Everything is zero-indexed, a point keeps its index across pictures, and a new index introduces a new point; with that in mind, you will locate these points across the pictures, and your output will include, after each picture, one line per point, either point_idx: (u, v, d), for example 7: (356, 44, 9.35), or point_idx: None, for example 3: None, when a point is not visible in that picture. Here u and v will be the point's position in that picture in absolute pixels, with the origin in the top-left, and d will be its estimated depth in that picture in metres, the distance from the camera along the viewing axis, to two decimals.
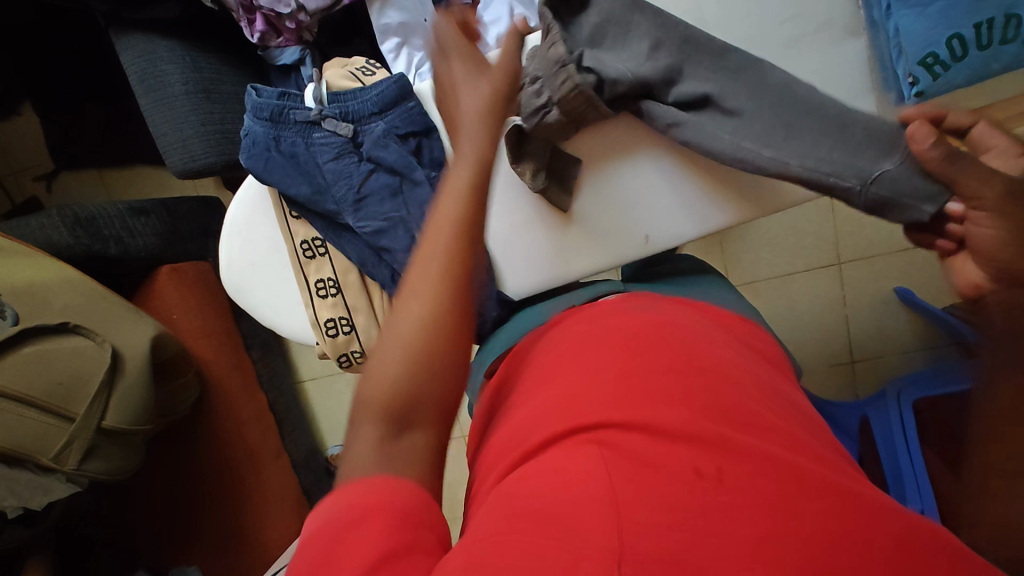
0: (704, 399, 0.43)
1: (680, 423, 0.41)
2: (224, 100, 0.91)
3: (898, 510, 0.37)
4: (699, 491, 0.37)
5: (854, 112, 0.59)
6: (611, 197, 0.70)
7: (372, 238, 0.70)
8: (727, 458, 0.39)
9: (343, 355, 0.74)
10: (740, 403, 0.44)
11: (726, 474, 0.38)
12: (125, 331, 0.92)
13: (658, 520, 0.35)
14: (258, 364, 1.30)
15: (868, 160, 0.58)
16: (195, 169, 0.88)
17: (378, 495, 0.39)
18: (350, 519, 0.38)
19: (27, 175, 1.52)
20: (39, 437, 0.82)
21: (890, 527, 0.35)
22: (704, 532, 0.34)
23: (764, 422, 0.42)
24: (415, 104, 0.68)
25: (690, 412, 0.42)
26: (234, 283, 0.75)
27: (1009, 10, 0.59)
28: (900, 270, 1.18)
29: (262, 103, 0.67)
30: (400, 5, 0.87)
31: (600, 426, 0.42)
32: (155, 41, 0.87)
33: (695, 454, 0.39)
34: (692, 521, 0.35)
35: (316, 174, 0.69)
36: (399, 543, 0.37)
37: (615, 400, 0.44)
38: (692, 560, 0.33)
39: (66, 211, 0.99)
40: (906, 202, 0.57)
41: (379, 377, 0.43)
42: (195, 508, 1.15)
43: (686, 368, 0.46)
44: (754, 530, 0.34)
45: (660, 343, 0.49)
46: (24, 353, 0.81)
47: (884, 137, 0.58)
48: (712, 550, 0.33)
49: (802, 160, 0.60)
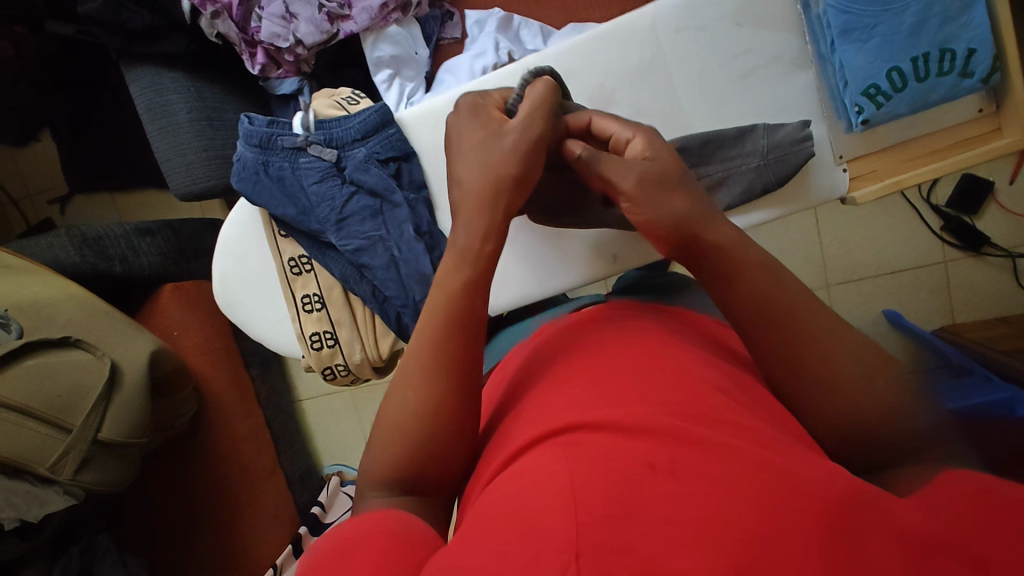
0: (668, 395, 0.43)
1: (640, 418, 0.41)
2: (226, 128, 0.96)
3: (854, 475, 0.37)
4: (651, 482, 0.36)
5: (769, 135, 0.68)
6: (569, 235, 0.76)
7: (353, 256, 0.73)
8: (680, 450, 0.38)
9: (327, 368, 0.77)
10: (706, 396, 0.43)
11: (680, 466, 0.37)
12: (124, 344, 0.96)
13: (611, 513, 0.35)
14: (256, 381, 1.33)
15: (795, 139, 0.68)
16: (196, 191, 0.93)
17: (369, 520, 0.44)
18: (354, 537, 0.41)
19: (41, 198, 1.59)
20: (37, 446, 0.85)
21: (840, 488, 0.35)
22: (657, 521, 0.34)
23: (721, 416, 0.41)
24: (396, 131, 0.73)
25: (647, 407, 0.42)
26: (226, 299, 0.79)
27: (943, 45, 0.64)
28: (886, 292, 1.21)
29: (253, 130, 0.72)
30: (392, 39, 0.93)
31: (570, 429, 0.42)
32: (162, 72, 0.93)
33: (652, 448, 0.38)
34: (644, 513, 0.34)
35: (300, 197, 0.73)
36: (398, 538, 0.41)
37: (582, 402, 0.44)
38: (644, 551, 0.32)
39: (74, 231, 1.04)
40: (791, 148, 0.68)
41: (377, 458, 0.48)
42: (190, 522, 1.17)
43: (654, 371, 0.46)
44: (700, 513, 0.34)
45: (626, 350, 0.50)
46: (25, 366, 0.85)
47: (788, 135, 0.68)
48: (665, 538, 0.33)
49: (758, 161, 0.68)
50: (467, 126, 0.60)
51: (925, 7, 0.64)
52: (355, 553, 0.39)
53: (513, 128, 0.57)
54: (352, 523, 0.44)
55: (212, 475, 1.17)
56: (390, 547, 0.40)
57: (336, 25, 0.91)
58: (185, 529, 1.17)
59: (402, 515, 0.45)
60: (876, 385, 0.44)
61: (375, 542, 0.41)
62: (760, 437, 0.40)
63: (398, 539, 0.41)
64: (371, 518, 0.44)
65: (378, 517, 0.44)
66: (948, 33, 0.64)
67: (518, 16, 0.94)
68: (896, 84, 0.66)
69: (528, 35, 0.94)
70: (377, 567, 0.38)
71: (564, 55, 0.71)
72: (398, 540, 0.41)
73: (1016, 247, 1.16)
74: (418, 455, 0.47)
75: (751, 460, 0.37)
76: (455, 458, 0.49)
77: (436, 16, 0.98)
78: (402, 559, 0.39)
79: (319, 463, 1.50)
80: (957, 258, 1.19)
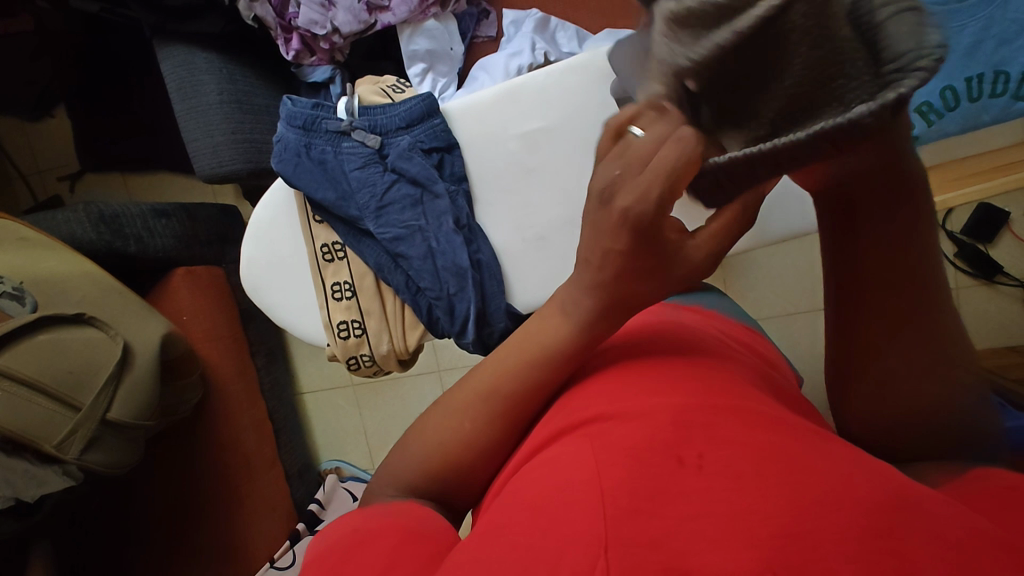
0: (701, 388, 0.40)
1: (663, 411, 0.37)
2: (255, 112, 0.96)
3: (899, 477, 0.33)
4: (677, 476, 0.33)
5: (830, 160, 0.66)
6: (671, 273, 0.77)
7: (390, 244, 0.75)
8: (708, 443, 0.34)
9: (352, 358, 0.78)
10: (739, 387, 0.41)
11: (708, 461, 0.33)
12: (135, 326, 0.94)
13: (639, 507, 0.32)
14: (260, 371, 1.30)
15: None
16: (221, 173, 0.92)
17: (387, 511, 0.43)
18: (370, 531, 0.41)
19: (52, 174, 1.57)
20: (44, 423, 0.82)
21: (884, 488, 0.31)
22: (683, 514, 0.30)
23: (752, 409, 0.38)
24: (440, 122, 0.75)
25: (694, 393, 0.39)
26: (252, 283, 0.79)
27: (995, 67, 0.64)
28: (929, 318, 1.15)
29: (297, 112, 0.73)
30: (428, 33, 0.93)
31: (595, 420, 0.39)
32: (194, 52, 0.92)
33: (677, 440, 0.35)
34: (672, 507, 0.31)
35: (341, 182, 0.74)
36: (416, 529, 0.40)
37: (612, 387, 0.42)
38: (675, 544, 0.29)
39: (92, 207, 1.02)
40: None
41: (402, 464, 0.48)
42: (187, 511, 1.15)
43: (691, 357, 0.45)
44: (729, 506, 0.30)
45: (661, 336, 0.48)
46: (37, 340, 0.82)
47: None
48: (695, 532, 0.30)
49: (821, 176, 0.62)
50: (607, 227, 0.37)
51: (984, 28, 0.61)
52: (364, 547, 0.39)
53: (680, 261, 0.40)
54: (367, 514, 0.43)
55: (214, 463, 1.15)
56: (409, 535, 0.39)
57: (374, 16, 0.91)
58: (183, 517, 1.15)
59: (420, 506, 0.45)
60: (959, 378, 0.40)
61: (386, 535, 0.40)
62: (802, 430, 0.37)
63: (414, 532, 0.40)
64: (386, 510, 0.43)
65: (398, 508, 0.44)
66: (1003, 56, 0.64)
67: (555, 18, 0.95)
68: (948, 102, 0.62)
69: (564, 38, 0.94)
70: (389, 565, 0.37)
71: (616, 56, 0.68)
72: (416, 532, 0.40)
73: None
74: (450, 465, 0.46)
75: (783, 456, 0.33)
76: (488, 458, 0.46)
77: (473, 14, 0.98)
78: (422, 551, 0.38)
79: (318, 459, 1.48)
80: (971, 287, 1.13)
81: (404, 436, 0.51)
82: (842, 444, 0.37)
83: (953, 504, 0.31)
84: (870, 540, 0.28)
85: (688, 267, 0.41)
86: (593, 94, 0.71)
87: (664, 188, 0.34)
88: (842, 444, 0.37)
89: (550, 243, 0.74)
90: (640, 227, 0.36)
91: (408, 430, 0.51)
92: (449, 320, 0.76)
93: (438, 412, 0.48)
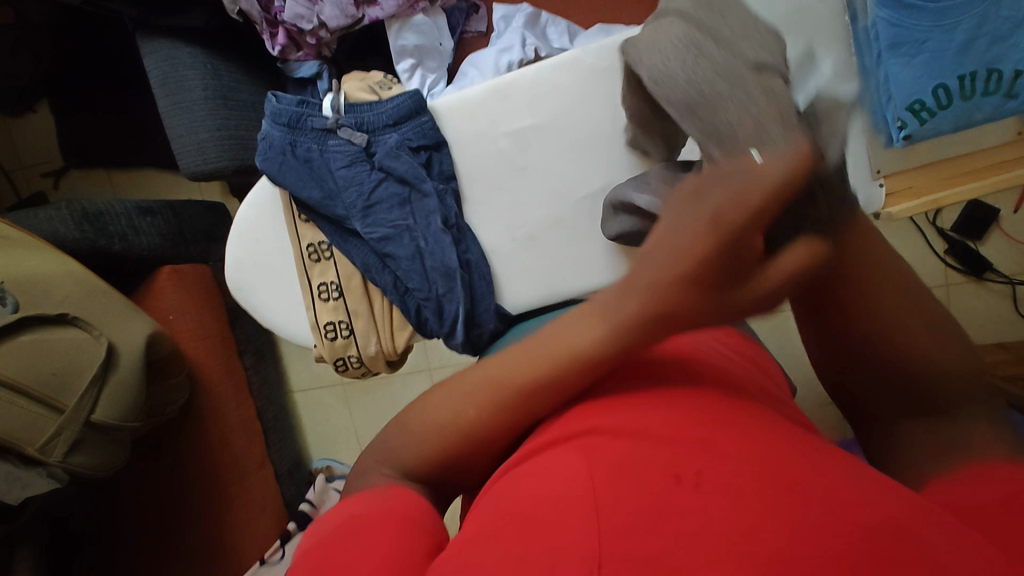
0: (695, 401, 0.39)
1: (656, 425, 0.37)
2: (241, 109, 0.94)
3: (898, 495, 0.32)
4: (674, 493, 0.32)
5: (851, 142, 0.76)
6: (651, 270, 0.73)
7: (378, 245, 0.74)
8: (708, 460, 0.33)
9: (339, 359, 0.78)
10: (726, 395, 0.41)
11: (707, 478, 0.32)
12: (121, 326, 0.92)
13: (634, 524, 0.31)
14: (249, 370, 1.29)
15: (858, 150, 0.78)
16: (205, 171, 0.91)
17: (370, 496, 0.43)
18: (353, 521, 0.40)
19: (34, 170, 1.53)
20: (27, 425, 0.81)
21: (882, 508, 0.30)
22: (681, 531, 0.30)
23: (747, 423, 0.37)
24: (428, 119, 0.73)
25: (685, 409, 0.38)
26: (237, 282, 0.78)
27: (989, 66, 0.80)
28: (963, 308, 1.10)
29: (282, 109, 0.72)
30: (416, 28, 0.91)
31: (592, 432, 0.38)
32: (178, 47, 0.91)
33: (675, 457, 0.34)
34: (669, 524, 0.30)
35: (327, 179, 0.73)
36: (407, 510, 0.40)
37: (602, 400, 0.41)
38: (669, 563, 0.29)
39: (75, 205, 1.00)
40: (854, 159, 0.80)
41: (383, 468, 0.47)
42: (176, 511, 1.14)
43: (684, 371, 0.44)
44: (725, 525, 0.30)
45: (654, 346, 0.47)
46: (20, 342, 0.81)
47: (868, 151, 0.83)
48: (690, 550, 0.29)
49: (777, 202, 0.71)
50: (692, 230, 0.36)
51: (975, 27, 0.79)
52: (357, 534, 0.38)
53: (747, 287, 0.37)
54: (350, 502, 0.42)
55: (204, 462, 1.14)
56: (403, 517, 0.40)
57: (361, 10, 0.90)
58: (172, 518, 1.14)
59: (407, 489, 0.44)
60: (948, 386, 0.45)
61: (384, 522, 0.39)
62: (798, 441, 0.36)
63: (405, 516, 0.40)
64: (367, 496, 0.43)
65: (384, 490, 0.43)
66: (995, 53, 0.80)
67: (545, 13, 0.93)
68: (942, 100, 0.82)
69: (555, 33, 0.93)
70: (390, 547, 0.37)
71: (606, 53, 0.68)
72: (408, 514, 0.40)
73: (1017, 275, 1.09)
74: (434, 472, 0.46)
75: (779, 471, 0.33)
76: (474, 461, 0.45)
77: (462, 9, 0.97)
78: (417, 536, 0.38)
79: (309, 457, 1.47)
80: (960, 282, 1.09)
81: (386, 437, 0.49)
82: (839, 457, 0.36)
83: (948, 519, 0.30)
84: (869, 563, 0.27)
85: (752, 295, 0.37)
86: (582, 93, 0.71)
87: (767, 198, 0.36)
88: (841, 458, 0.36)
89: (540, 243, 0.74)
90: (726, 232, 0.35)
91: (389, 430, 0.50)
92: (438, 321, 0.74)
93: (418, 420, 0.46)
